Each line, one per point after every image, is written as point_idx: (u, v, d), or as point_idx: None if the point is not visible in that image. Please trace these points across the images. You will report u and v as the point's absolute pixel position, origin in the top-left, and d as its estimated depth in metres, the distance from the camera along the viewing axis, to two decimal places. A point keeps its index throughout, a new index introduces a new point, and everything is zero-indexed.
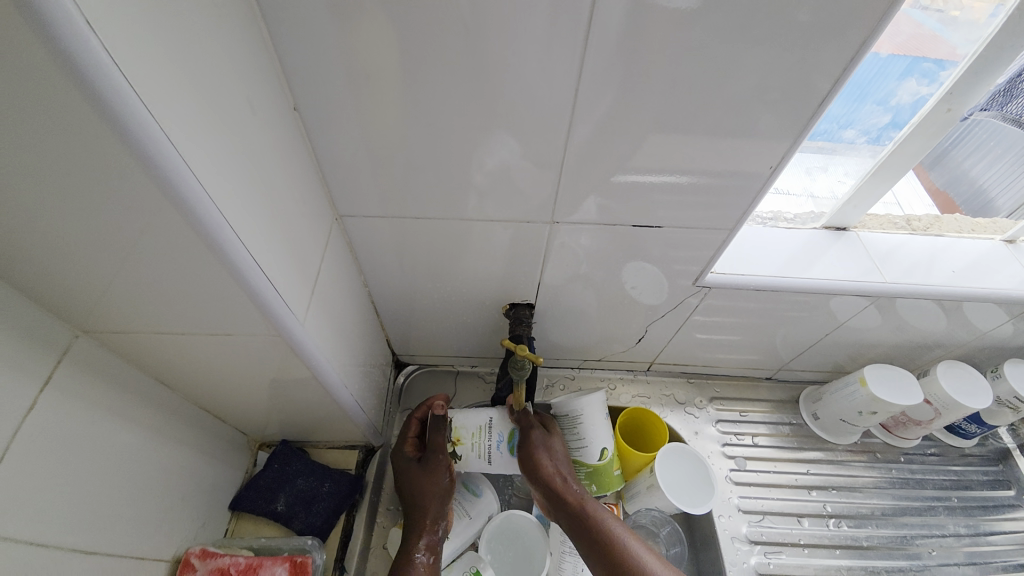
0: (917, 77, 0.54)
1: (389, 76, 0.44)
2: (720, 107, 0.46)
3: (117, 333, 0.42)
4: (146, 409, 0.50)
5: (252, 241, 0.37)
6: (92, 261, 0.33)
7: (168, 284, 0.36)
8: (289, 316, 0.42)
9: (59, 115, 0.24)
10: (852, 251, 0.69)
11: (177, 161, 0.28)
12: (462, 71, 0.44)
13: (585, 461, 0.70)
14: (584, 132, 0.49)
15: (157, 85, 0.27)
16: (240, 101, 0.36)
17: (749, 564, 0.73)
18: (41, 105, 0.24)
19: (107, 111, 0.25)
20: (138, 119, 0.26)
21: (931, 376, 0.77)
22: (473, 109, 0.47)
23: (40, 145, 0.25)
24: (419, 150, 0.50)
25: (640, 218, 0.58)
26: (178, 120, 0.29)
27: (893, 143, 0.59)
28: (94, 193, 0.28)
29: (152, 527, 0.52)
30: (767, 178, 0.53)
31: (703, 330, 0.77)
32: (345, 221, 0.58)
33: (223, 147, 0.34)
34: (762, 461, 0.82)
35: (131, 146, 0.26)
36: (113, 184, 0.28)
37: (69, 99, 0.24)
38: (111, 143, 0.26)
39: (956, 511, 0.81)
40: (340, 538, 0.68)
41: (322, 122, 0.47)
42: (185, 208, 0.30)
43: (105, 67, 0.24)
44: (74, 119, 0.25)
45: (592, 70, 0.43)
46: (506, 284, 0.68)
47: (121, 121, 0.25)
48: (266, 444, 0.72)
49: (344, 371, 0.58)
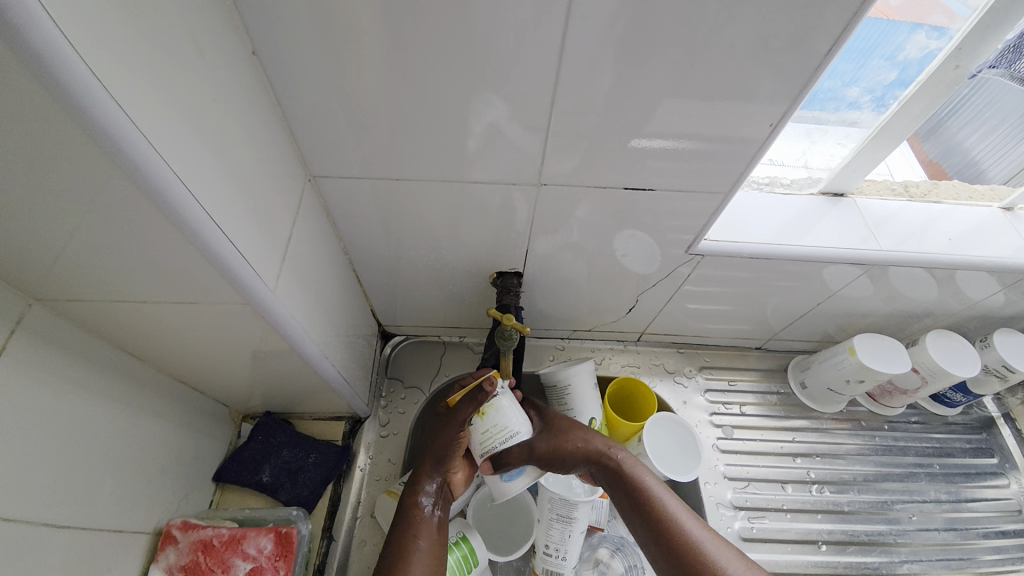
0: (927, 30, 0.51)
1: (359, 24, 0.40)
2: (718, 65, 0.43)
3: (75, 302, 0.40)
4: (116, 381, 0.48)
5: (209, 202, 0.34)
6: (32, 224, 0.30)
7: (122, 252, 0.34)
8: (257, 284, 0.40)
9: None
10: (848, 217, 0.67)
11: (109, 110, 0.25)
12: (438, 19, 0.40)
13: None
14: (572, 91, 0.45)
15: (84, 25, 0.24)
16: (187, 49, 0.32)
17: (732, 528, 0.74)
18: None
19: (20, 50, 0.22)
20: (58, 61, 0.23)
21: (920, 346, 0.77)
22: (452, 64, 0.43)
23: None
24: (395, 109, 0.47)
25: (632, 183, 0.55)
26: (111, 66, 0.26)
27: (898, 103, 0.56)
28: (21, 149, 0.25)
29: (131, 501, 0.51)
30: (765, 142, 0.50)
31: (694, 300, 0.76)
32: (319, 183, 0.55)
33: (169, 97, 0.30)
34: (749, 429, 0.83)
35: (54, 92, 0.23)
36: (39, 136, 0.25)
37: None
38: (31, 88, 0.23)
39: (937, 477, 0.83)
40: (327, 508, 0.68)
41: (288, 75, 0.44)
42: (126, 164, 0.27)
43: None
44: None
45: (580, 21, 0.40)
46: (493, 253, 0.66)
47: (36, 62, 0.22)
48: (250, 416, 0.71)
49: (323, 342, 0.56)
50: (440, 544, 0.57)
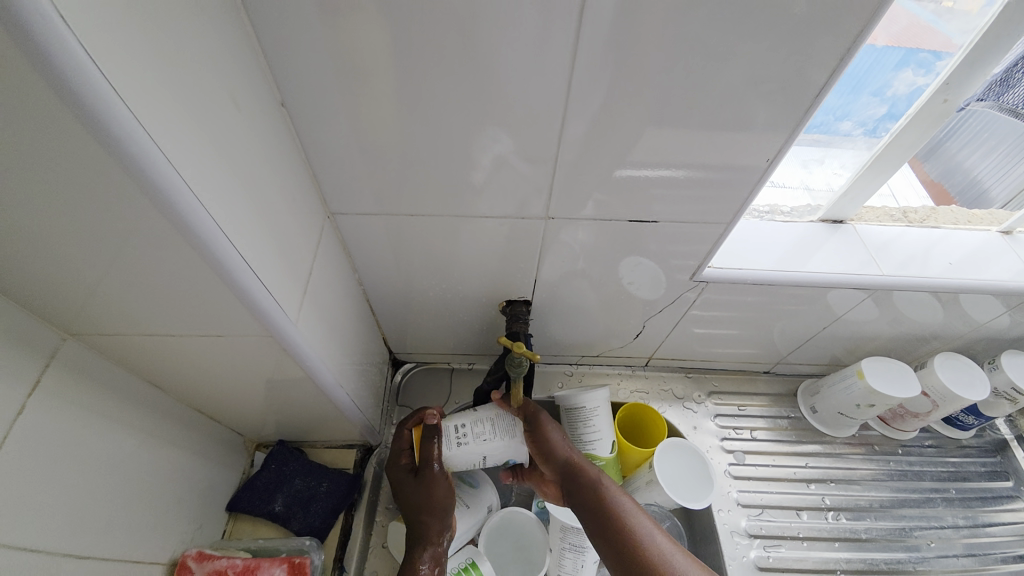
0: (913, 68, 0.54)
1: (379, 73, 0.43)
2: (715, 102, 0.46)
3: (106, 335, 0.41)
4: (139, 410, 0.50)
5: (241, 242, 0.36)
6: (75, 262, 0.32)
7: (155, 287, 0.36)
8: (280, 315, 0.42)
9: (35, 114, 0.24)
10: (849, 243, 0.69)
11: (164, 166, 0.28)
12: (452, 66, 0.43)
13: (598, 455, 0.70)
14: (578, 127, 0.48)
15: (136, 83, 0.27)
16: (224, 97, 0.35)
17: (748, 558, 0.73)
18: (33, 117, 0.24)
19: (83, 109, 0.24)
20: (115, 117, 0.25)
21: (929, 368, 0.77)
22: (466, 107, 0.46)
23: (41, 154, 0.25)
24: (411, 147, 0.50)
25: (636, 213, 0.57)
26: (161, 121, 0.28)
27: (890, 135, 0.58)
28: (87, 202, 0.28)
29: (147, 531, 0.52)
30: (763, 171, 0.53)
31: (700, 325, 0.77)
32: (337, 219, 0.57)
33: (211, 147, 0.33)
34: (761, 455, 0.83)
35: (119, 155, 0.26)
36: (104, 193, 0.28)
37: (45, 99, 0.23)
38: (90, 143, 0.25)
39: (954, 502, 0.81)
40: (339, 538, 0.67)
41: (312, 120, 0.47)
42: (174, 214, 0.30)
43: (90, 76, 0.24)
44: (63, 129, 0.24)
45: (585, 65, 0.43)
46: (502, 281, 0.67)
47: (95, 119, 0.24)
48: (264, 445, 0.72)
49: (338, 371, 0.57)
50: None
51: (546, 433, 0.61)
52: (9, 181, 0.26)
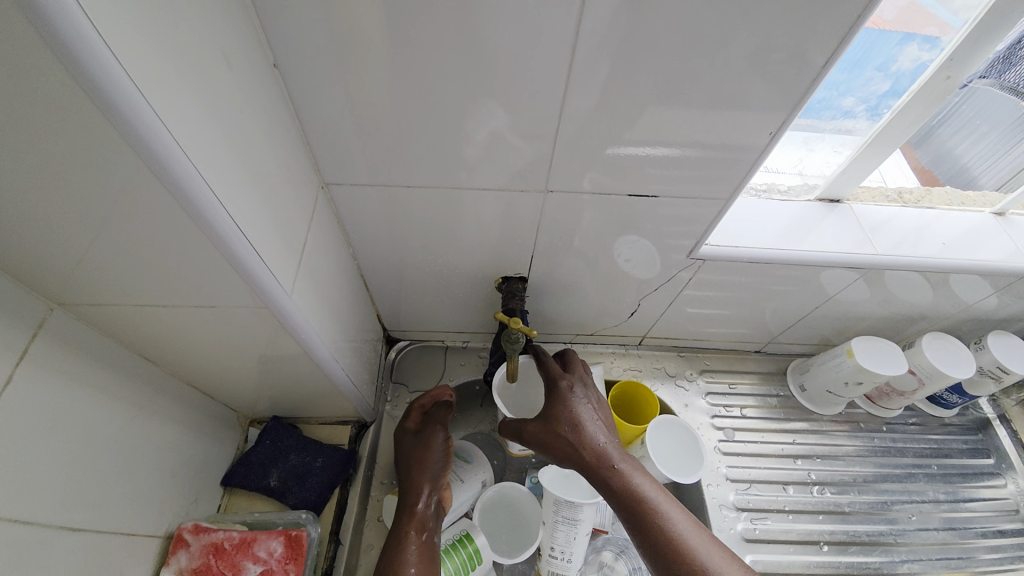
0: (919, 42, 0.53)
1: (375, 39, 0.42)
2: (720, 76, 0.45)
3: (95, 306, 0.40)
4: (131, 385, 0.49)
5: (236, 211, 0.35)
6: (62, 227, 0.31)
7: (146, 256, 0.35)
8: (275, 288, 0.41)
9: (18, 64, 0.22)
10: (844, 223, 0.69)
11: (158, 129, 0.27)
12: (451, 33, 0.41)
13: None
14: (580, 100, 0.47)
15: (127, 35, 0.25)
16: (214, 58, 0.33)
17: (735, 530, 0.75)
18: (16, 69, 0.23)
19: (69, 60, 0.23)
20: (106, 71, 0.24)
21: (916, 348, 0.78)
22: (465, 76, 0.45)
23: (26, 112, 0.24)
24: (408, 118, 0.48)
25: (635, 190, 0.57)
26: (153, 81, 0.27)
27: (892, 112, 0.57)
28: (76, 164, 0.27)
29: (142, 505, 0.52)
30: (764, 149, 0.52)
31: (694, 304, 0.77)
32: (332, 191, 0.56)
33: (203, 111, 0.32)
34: (750, 432, 0.84)
35: (109, 114, 0.25)
36: (94, 155, 0.27)
37: (29, 48, 0.22)
38: (77, 98, 0.24)
39: (934, 478, 0.84)
40: (335, 512, 0.68)
41: (305, 85, 0.45)
42: (168, 179, 0.29)
43: (76, 27, 0.22)
44: (49, 85, 0.23)
45: (589, 34, 0.42)
46: (498, 258, 0.67)
47: (83, 72, 0.23)
48: (258, 421, 0.72)
49: (334, 346, 0.57)
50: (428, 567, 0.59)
51: (528, 431, 0.62)
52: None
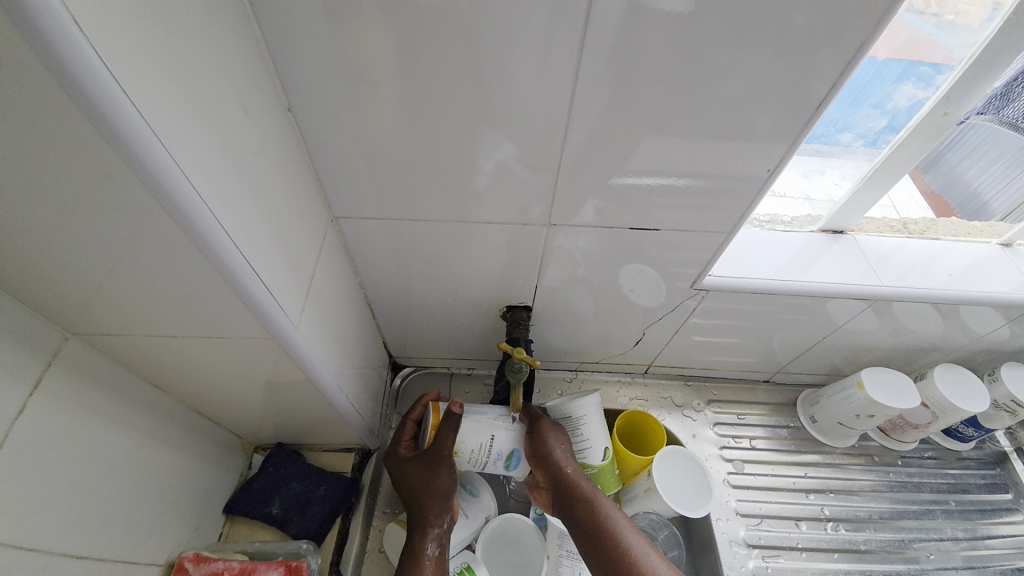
0: (914, 81, 0.54)
1: (387, 80, 0.44)
2: (718, 110, 0.46)
3: (109, 336, 0.42)
4: (139, 411, 0.50)
5: (245, 244, 0.36)
6: (84, 262, 0.32)
7: (159, 287, 0.36)
8: (281, 317, 0.42)
9: (46, 114, 0.24)
10: (848, 254, 0.69)
11: (171, 169, 0.28)
12: (457, 72, 0.43)
13: (589, 463, 0.69)
14: (581, 135, 0.49)
15: (146, 83, 0.27)
16: (231, 102, 0.35)
17: (746, 568, 0.73)
18: (41, 116, 0.24)
19: (93, 110, 0.24)
20: (126, 119, 0.25)
21: (928, 379, 0.77)
22: (471, 111, 0.46)
23: (49, 157, 0.26)
24: (416, 152, 0.50)
25: (637, 220, 0.58)
26: (170, 128, 0.29)
27: (890, 147, 0.58)
28: (95, 203, 0.28)
29: (144, 532, 0.52)
30: (765, 181, 0.53)
31: (700, 333, 0.77)
32: (340, 223, 0.58)
33: (218, 149, 0.33)
34: (759, 464, 0.82)
35: (125, 154, 0.26)
36: (113, 193, 0.28)
37: (56, 100, 0.23)
38: (98, 143, 0.25)
39: (953, 514, 0.81)
40: (336, 541, 0.67)
41: (318, 123, 0.47)
42: (179, 214, 0.30)
43: (101, 79, 0.24)
44: (70, 131, 0.25)
45: (588, 74, 0.44)
46: (502, 287, 0.68)
47: (106, 121, 0.25)
48: (262, 448, 0.72)
49: (338, 374, 0.57)
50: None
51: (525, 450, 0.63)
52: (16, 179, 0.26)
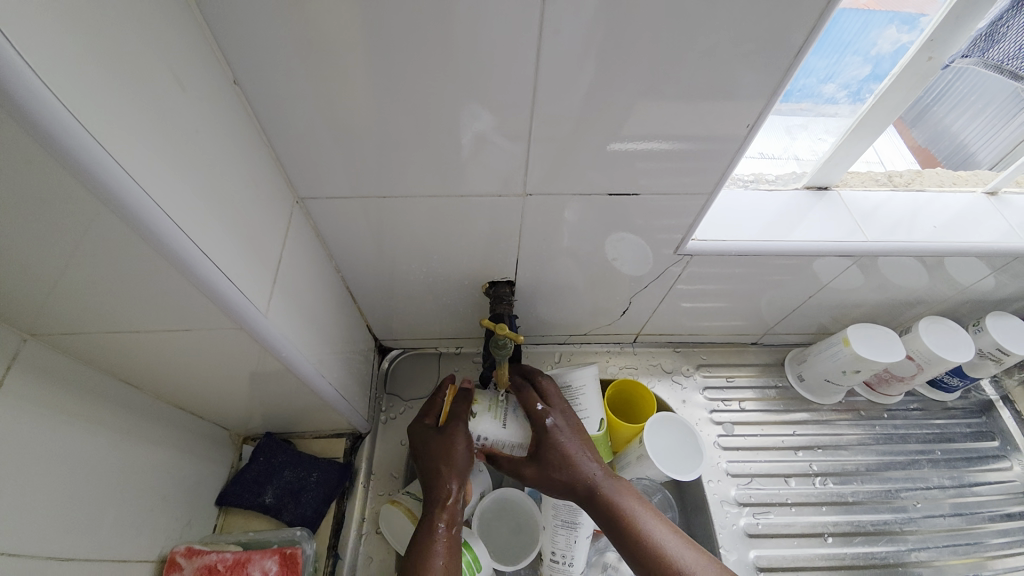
0: (898, 24, 0.52)
1: (336, 47, 0.41)
2: (694, 67, 0.44)
3: (67, 335, 0.40)
4: (113, 410, 0.48)
5: (197, 232, 0.34)
6: (22, 261, 0.30)
7: (111, 282, 0.34)
8: (249, 307, 0.40)
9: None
10: (833, 210, 0.68)
11: (106, 160, 0.27)
12: (415, 37, 0.41)
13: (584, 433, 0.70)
14: (552, 100, 0.46)
15: (64, 63, 0.25)
16: (165, 78, 0.32)
17: (738, 525, 0.74)
18: None
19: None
20: (26, 89, 0.23)
21: (914, 333, 0.77)
22: (431, 78, 0.44)
23: None
24: (378, 127, 0.47)
25: (617, 188, 0.56)
26: (96, 112, 0.26)
27: (875, 96, 0.56)
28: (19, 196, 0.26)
29: (133, 531, 0.51)
30: (745, 139, 0.51)
31: (687, 299, 0.76)
32: (309, 205, 0.55)
33: (154, 134, 0.31)
34: (750, 425, 0.83)
35: (48, 146, 0.24)
36: (37, 187, 0.26)
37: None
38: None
39: (939, 463, 0.83)
40: (332, 526, 0.68)
41: (272, 99, 0.44)
42: (122, 209, 0.28)
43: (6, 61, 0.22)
44: None
45: (556, 33, 0.41)
46: (484, 263, 0.66)
47: (5, 95, 0.22)
48: (251, 438, 0.71)
49: (319, 361, 0.56)
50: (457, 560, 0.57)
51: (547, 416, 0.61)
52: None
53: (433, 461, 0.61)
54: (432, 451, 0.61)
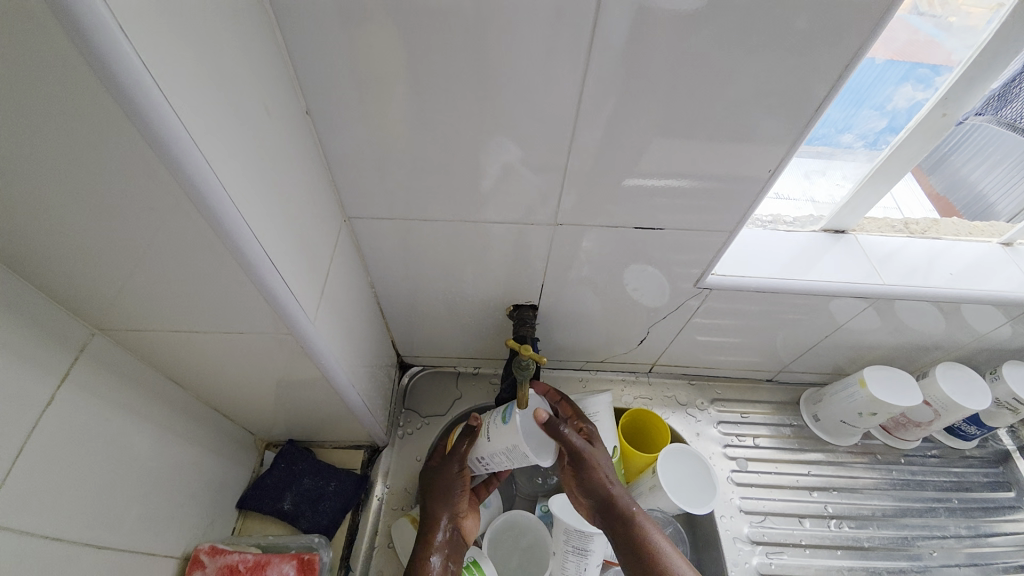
0: (913, 82, 0.55)
1: (396, 83, 0.45)
2: (720, 112, 0.48)
3: (131, 331, 0.43)
4: (158, 406, 0.51)
5: (268, 241, 0.38)
6: (113, 258, 0.34)
7: (183, 282, 0.37)
8: (299, 314, 0.43)
9: (78, 106, 0.25)
10: (851, 253, 0.70)
11: (206, 172, 0.30)
12: (467, 75, 0.45)
13: None
14: (589, 137, 0.50)
15: (184, 90, 0.29)
16: (255, 103, 0.37)
17: (750, 564, 0.73)
18: (91, 122, 0.26)
19: (128, 100, 0.25)
20: (159, 111, 0.26)
21: (930, 378, 0.78)
22: (478, 112, 0.48)
23: (96, 158, 0.27)
24: (425, 154, 0.51)
25: (642, 221, 0.59)
26: (201, 130, 0.30)
27: (890, 147, 0.59)
28: (130, 199, 0.30)
29: (162, 524, 0.53)
30: (766, 181, 0.54)
31: (704, 332, 0.78)
32: (353, 223, 0.59)
33: (241, 151, 0.35)
34: (763, 462, 0.83)
35: (165, 156, 0.28)
36: (149, 194, 0.30)
37: (91, 93, 0.25)
38: (129, 133, 0.26)
39: (956, 512, 0.81)
40: (346, 536, 0.69)
41: (332, 125, 0.49)
42: (211, 215, 0.32)
43: (146, 86, 0.26)
44: (118, 138, 0.27)
45: (594, 77, 0.45)
46: (509, 287, 0.69)
47: (140, 112, 0.26)
48: (273, 444, 0.73)
49: (350, 371, 0.59)
50: None
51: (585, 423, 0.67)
52: (42, 170, 0.27)
53: (431, 501, 0.65)
54: (431, 492, 0.65)
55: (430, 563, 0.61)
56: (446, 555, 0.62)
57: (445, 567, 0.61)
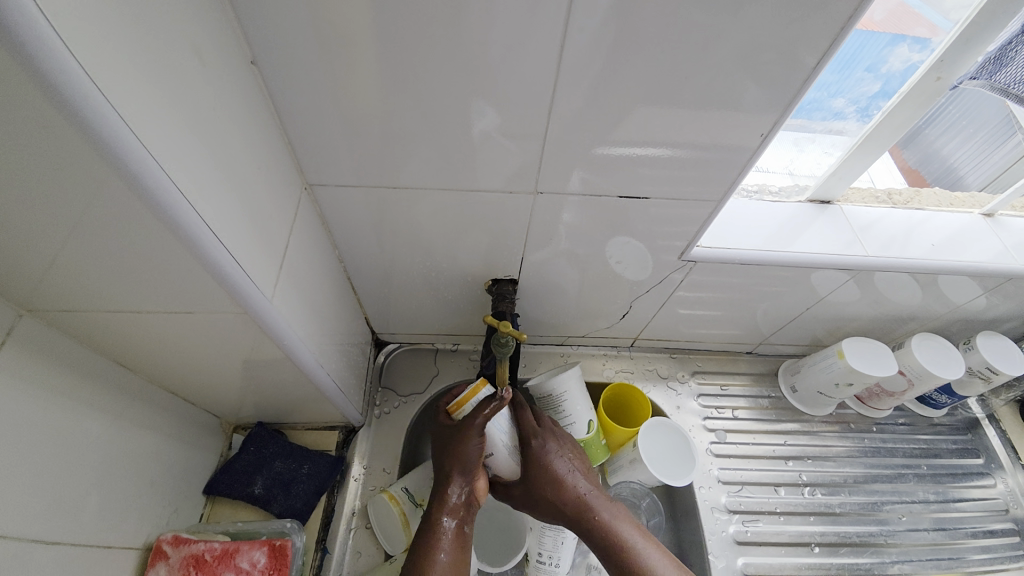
0: (909, 43, 0.53)
1: (354, 32, 0.40)
2: (710, 74, 0.44)
3: (65, 312, 0.39)
4: (105, 392, 0.47)
5: (209, 213, 0.34)
6: (26, 234, 0.30)
7: (115, 260, 0.33)
8: (254, 292, 0.40)
9: None
10: (835, 224, 0.69)
11: (124, 131, 0.26)
12: (434, 27, 0.40)
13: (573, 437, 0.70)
14: (570, 99, 0.46)
15: (85, 30, 0.24)
16: (183, 50, 0.32)
17: (727, 532, 0.75)
18: None
19: (11, 36, 0.21)
20: (57, 60, 0.22)
21: (906, 349, 0.79)
22: (448, 71, 0.43)
23: None
24: (390, 117, 0.47)
25: (627, 191, 0.56)
26: (114, 82, 0.26)
27: (882, 114, 0.57)
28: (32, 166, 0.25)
29: (118, 516, 0.50)
30: (756, 150, 0.51)
31: (686, 306, 0.77)
32: (315, 191, 0.55)
33: (169, 109, 0.30)
34: (740, 433, 0.84)
35: (68, 112, 0.24)
36: (55, 158, 0.25)
37: None
38: (17, 80, 0.22)
39: (924, 478, 0.84)
40: (322, 520, 0.67)
41: (284, 81, 0.44)
42: (136, 184, 0.27)
43: (29, 21, 0.21)
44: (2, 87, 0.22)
45: (575, 32, 0.41)
46: (487, 261, 0.66)
47: (27, 53, 0.21)
48: (242, 427, 0.70)
49: (318, 351, 0.55)
50: (463, 557, 0.56)
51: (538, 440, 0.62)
52: None
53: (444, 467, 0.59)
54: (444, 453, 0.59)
55: (444, 522, 0.57)
56: (460, 516, 0.58)
57: (459, 529, 0.57)
